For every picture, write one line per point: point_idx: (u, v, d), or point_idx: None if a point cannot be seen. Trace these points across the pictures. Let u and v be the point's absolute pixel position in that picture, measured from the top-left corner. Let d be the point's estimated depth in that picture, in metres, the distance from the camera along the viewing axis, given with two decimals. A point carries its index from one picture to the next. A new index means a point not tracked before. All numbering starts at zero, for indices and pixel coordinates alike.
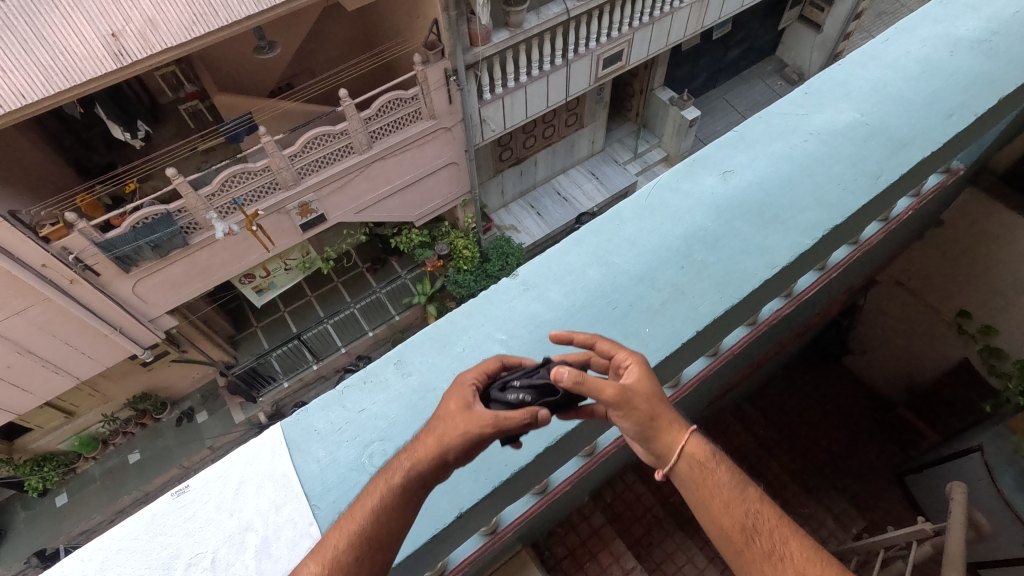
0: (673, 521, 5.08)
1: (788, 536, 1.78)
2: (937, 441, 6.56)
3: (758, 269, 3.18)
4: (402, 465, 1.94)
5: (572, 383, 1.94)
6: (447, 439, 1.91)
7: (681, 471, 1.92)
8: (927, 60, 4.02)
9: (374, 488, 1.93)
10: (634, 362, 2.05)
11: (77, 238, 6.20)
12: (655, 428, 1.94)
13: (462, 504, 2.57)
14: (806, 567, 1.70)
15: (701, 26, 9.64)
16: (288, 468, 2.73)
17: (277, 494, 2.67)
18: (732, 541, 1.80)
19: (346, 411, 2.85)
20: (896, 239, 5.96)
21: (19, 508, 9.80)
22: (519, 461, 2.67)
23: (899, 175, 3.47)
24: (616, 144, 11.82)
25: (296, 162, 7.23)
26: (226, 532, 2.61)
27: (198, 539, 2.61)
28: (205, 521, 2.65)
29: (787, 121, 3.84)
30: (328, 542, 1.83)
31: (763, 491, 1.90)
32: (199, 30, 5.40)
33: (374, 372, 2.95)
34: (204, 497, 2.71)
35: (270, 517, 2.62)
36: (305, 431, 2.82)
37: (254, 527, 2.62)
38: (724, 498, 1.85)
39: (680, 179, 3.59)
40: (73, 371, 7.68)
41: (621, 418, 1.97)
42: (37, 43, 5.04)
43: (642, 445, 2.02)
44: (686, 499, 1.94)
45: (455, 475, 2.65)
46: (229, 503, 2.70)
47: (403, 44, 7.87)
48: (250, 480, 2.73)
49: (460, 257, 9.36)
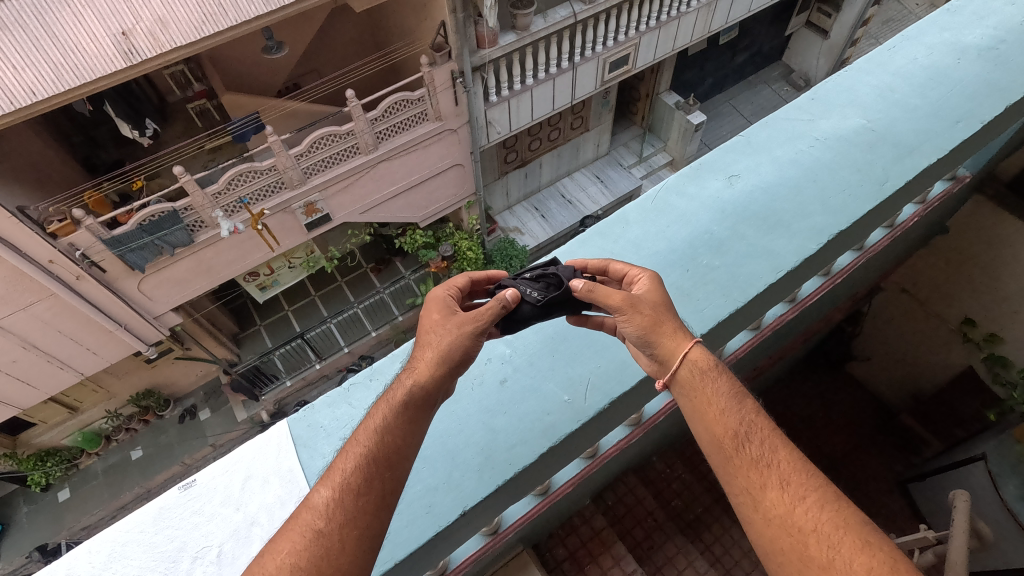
0: (674, 524, 5.11)
1: (777, 446, 1.82)
2: (939, 449, 6.50)
3: (763, 271, 3.19)
4: (404, 383, 1.92)
5: (586, 291, 2.23)
6: (446, 347, 1.98)
7: (682, 378, 1.99)
8: (935, 67, 4.02)
9: (378, 409, 1.89)
10: (645, 274, 2.32)
11: (84, 234, 6.25)
12: (654, 337, 2.06)
13: (465, 502, 2.58)
14: (790, 475, 1.75)
15: (708, 30, 9.65)
16: (295, 464, 2.76)
17: (282, 490, 2.69)
18: (722, 447, 1.84)
19: (353, 409, 2.87)
20: (901, 245, 5.95)
21: (22, 503, 9.86)
22: (523, 460, 2.69)
23: (904, 181, 3.47)
24: (621, 148, 11.85)
25: (302, 161, 7.26)
26: (232, 526, 2.63)
27: (205, 533, 2.63)
28: (212, 515, 2.67)
29: (793, 125, 3.86)
30: (336, 466, 1.74)
31: (759, 406, 1.95)
32: (208, 30, 5.45)
33: (379, 370, 2.99)
34: (210, 492, 2.73)
35: (276, 512, 2.64)
36: (311, 428, 2.85)
37: (259, 522, 2.63)
38: (720, 407, 1.91)
39: (686, 183, 3.64)
40: (78, 368, 7.75)
41: (624, 323, 2.12)
42: (49, 40, 5.09)
43: (645, 353, 2.13)
44: (681, 407, 2.01)
45: (459, 473, 2.68)
46: (235, 497, 2.71)
47: (409, 46, 7.89)
48: (256, 475, 2.75)
49: (465, 259, 9.48)
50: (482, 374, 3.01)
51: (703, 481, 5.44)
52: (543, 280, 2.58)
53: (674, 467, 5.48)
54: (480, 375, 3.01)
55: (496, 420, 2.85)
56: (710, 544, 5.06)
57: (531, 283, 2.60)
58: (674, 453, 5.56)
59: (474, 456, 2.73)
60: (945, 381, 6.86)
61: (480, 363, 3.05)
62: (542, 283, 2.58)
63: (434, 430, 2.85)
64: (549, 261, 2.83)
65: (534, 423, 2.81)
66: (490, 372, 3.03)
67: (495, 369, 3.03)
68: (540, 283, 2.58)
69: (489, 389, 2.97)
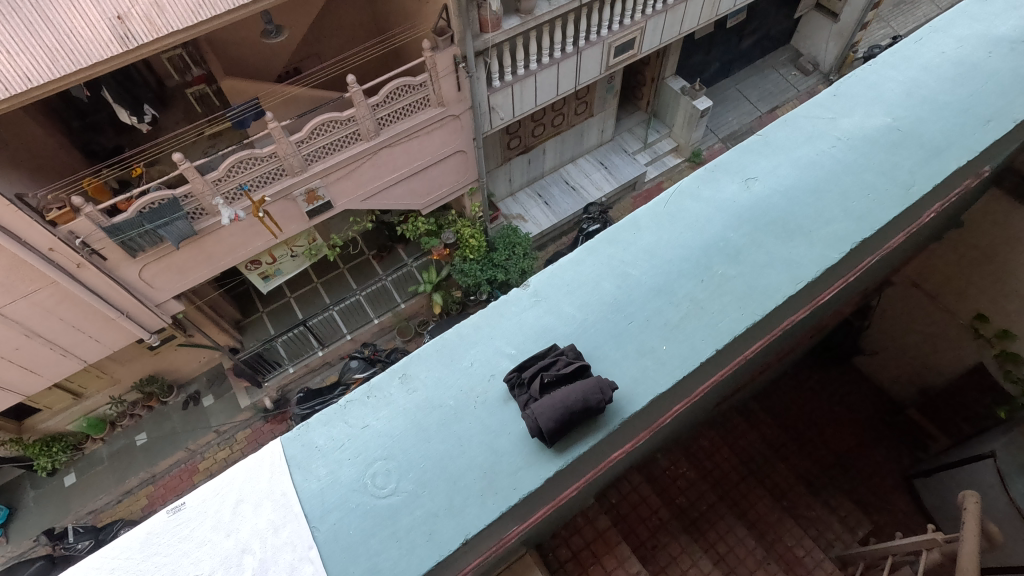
0: (679, 523, 5.49)
1: None
2: (946, 444, 6.75)
3: (782, 282, 3.14)
4: None
5: None
6: None
7: None
8: (963, 60, 3.86)
9: None
10: None
11: (84, 222, 6.16)
12: None
13: (468, 529, 2.69)
14: None
15: (716, 13, 9.38)
16: (288, 487, 2.84)
17: (275, 515, 2.78)
18: None
19: (349, 428, 2.96)
20: (917, 237, 5.80)
21: (28, 487, 9.84)
22: (528, 485, 2.76)
23: (931, 186, 3.36)
24: (626, 135, 11.61)
25: (303, 148, 7.12)
26: (223, 553, 2.74)
27: (194, 559, 2.74)
28: (202, 541, 2.77)
29: (814, 123, 3.71)
30: None
31: None
32: (206, 14, 5.28)
33: (377, 387, 3.06)
34: (200, 517, 2.83)
35: (269, 539, 2.74)
36: (305, 447, 2.93)
37: (251, 549, 2.74)
38: None
39: (700, 185, 3.51)
40: (81, 355, 7.69)
41: None
42: (43, 23, 4.94)
43: None
44: None
45: (461, 498, 2.76)
46: (226, 522, 2.81)
47: (412, 30, 7.68)
48: (247, 499, 2.85)
49: (467, 247, 9.30)
50: (485, 392, 3.00)
51: (707, 478, 5.94)
52: (564, 364, 2.86)
53: (679, 464, 5.99)
54: (484, 393, 3.00)
55: (500, 442, 2.88)
56: (714, 543, 5.36)
57: (556, 375, 2.83)
58: (679, 451, 6.05)
59: (477, 480, 2.80)
60: (953, 378, 6.80)
61: (484, 380, 3.03)
62: (564, 369, 2.85)
63: (437, 451, 2.88)
64: (531, 357, 3.02)
65: (540, 445, 2.85)
66: (493, 389, 3.01)
67: (497, 385, 3.01)
68: (563, 369, 2.85)
69: (490, 407, 2.96)
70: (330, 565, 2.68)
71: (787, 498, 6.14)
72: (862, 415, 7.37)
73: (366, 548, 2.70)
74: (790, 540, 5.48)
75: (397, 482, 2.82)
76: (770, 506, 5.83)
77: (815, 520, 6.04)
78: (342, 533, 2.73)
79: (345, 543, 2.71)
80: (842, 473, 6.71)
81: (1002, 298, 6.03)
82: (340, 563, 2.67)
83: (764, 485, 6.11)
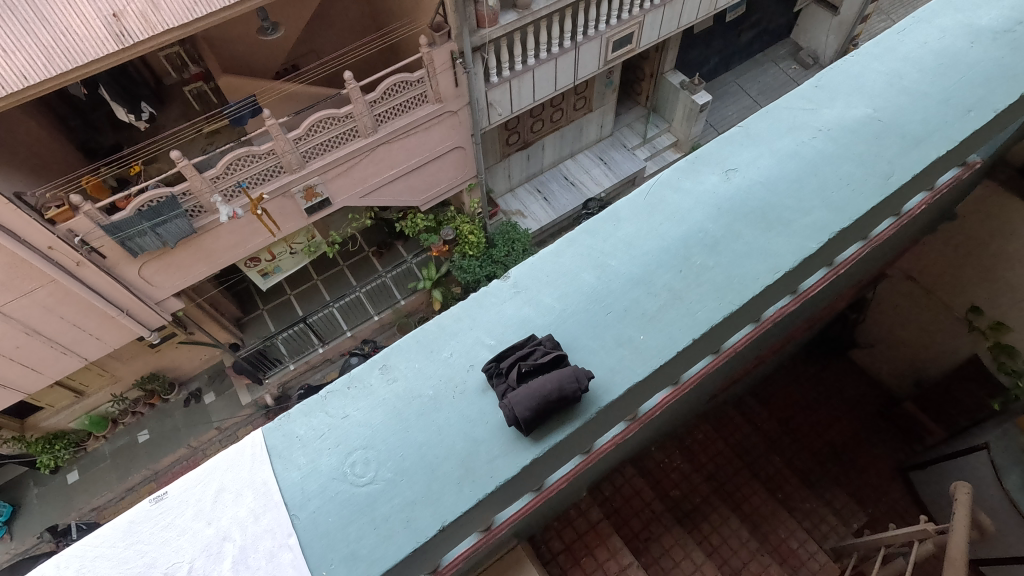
0: (672, 515, 5.55)
1: None
2: (942, 437, 6.76)
3: (761, 272, 3.16)
4: None
5: None
6: None
7: None
8: (947, 51, 3.87)
9: None
10: None
11: (82, 220, 6.21)
12: None
13: (444, 517, 2.70)
14: None
15: (715, 8, 9.35)
16: (267, 476, 2.88)
17: (255, 503, 2.82)
18: None
19: (329, 418, 3.00)
20: (912, 229, 5.81)
21: (32, 484, 9.90)
22: (504, 473, 2.78)
23: (911, 176, 3.37)
24: (625, 130, 11.61)
25: (300, 145, 7.12)
26: (203, 541, 2.79)
27: (175, 547, 2.80)
28: (183, 529, 2.83)
29: (796, 114, 3.72)
30: None
31: None
32: (201, 11, 5.28)
33: (358, 378, 3.10)
34: (182, 506, 2.89)
35: (249, 527, 2.78)
36: (286, 438, 2.97)
37: (231, 537, 2.80)
38: None
39: (681, 177, 3.54)
40: (81, 352, 7.72)
41: None
42: (38, 22, 4.95)
43: None
44: None
45: (439, 487, 2.79)
46: (207, 511, 2.88)
47: (406, 25, 7.67)
48: (228, 488, 2.91)
49: (466, 243, 9.38)
50: (464, 382, 3.04)
51: (701, 471, 5.96)
52: (540, 354, 2.88)
53: (672, 458, 6.01)
54: (463, 383, 3.04)
55: (477, 431, 2.91)
56: (708, 535, 5.44)
57: (532, 363, 2.85)
58: (673, 444, 6.07)
59: (455, 468, 2.83)
60: (948, 370, 6.81)
61: (463, 370, 3.07)
62: (540, 359, 2.87)
63: (414, 440, 2.92)
64: (511, 345, 3.04)
65: (517, 433, 2.88)
66: (472, 379, 3.05)
67: (475, 375, 3.05)
68: (539, 358, 2.87)
69: (469, 397, 3.00)
70: (310, 552, 2.71)
71: (782, 491, 6.16)
72: (855, 408, 7.40)
73: (344, 536, 2.73)
74: (784, 532, 5.52)
75: (376, 471, 2.85)
76: (764, 499, 5.86)
77: (810, 513, 6.07)
78: (321, 521, 2.77)
79: (323, 530, 2.75)
80: (837, 466, 6.74)
81: (996, 290, 6.03)
82: (318, 551, 2.71)
83: (759, 479, 6.12)
